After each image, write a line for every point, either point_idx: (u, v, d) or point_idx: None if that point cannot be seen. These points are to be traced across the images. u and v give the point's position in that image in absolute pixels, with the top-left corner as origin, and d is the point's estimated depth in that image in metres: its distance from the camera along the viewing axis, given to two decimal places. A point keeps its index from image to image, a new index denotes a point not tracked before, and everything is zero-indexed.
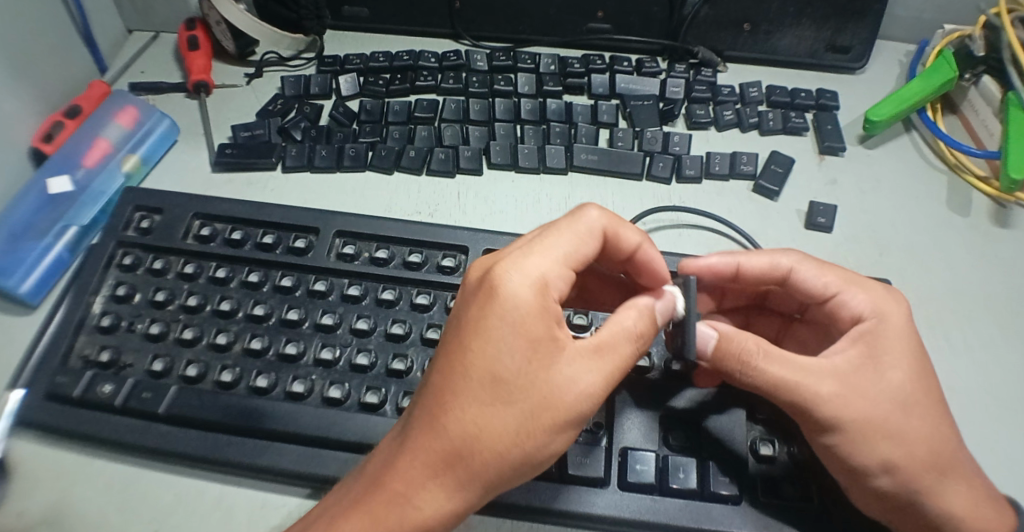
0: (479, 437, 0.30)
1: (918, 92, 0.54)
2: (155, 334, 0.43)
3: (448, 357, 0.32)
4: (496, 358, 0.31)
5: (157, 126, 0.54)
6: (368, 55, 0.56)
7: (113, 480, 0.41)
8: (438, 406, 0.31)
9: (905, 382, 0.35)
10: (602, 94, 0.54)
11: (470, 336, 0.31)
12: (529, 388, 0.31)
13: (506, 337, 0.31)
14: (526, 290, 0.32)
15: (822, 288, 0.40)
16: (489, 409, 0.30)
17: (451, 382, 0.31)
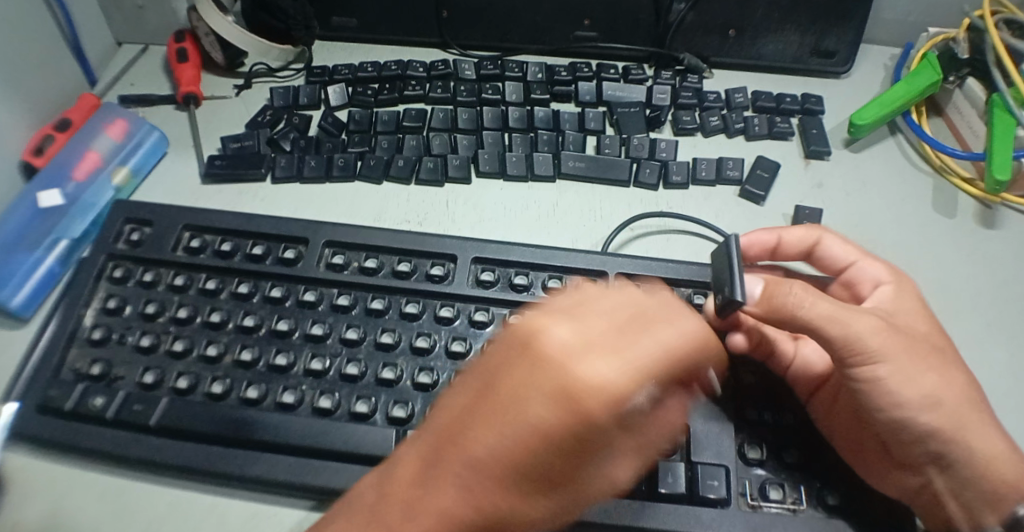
0: (514, 520, 0.28)
1: (902, 96, 0.54)
2: (146, 346, 0.43)
3: (491, 439, 0.27)
4: (549, 460, 0.27)
5: (147, 138, 0.54)
6: (356, 65, 0.56)
7: (106, 492, 0.41)
8: (467, 486, 0.27)
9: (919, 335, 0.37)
10: (589, 101, 0.54)
11: (525, 431, 0.27)
12: (570, 483, 0.29)
13: (574, 441, 0.26)
14: (607, 409, 0.26)
15: (842, 258, 0.42)
16: (523, 501, 0.28)
17: (490, 466, 0.27)
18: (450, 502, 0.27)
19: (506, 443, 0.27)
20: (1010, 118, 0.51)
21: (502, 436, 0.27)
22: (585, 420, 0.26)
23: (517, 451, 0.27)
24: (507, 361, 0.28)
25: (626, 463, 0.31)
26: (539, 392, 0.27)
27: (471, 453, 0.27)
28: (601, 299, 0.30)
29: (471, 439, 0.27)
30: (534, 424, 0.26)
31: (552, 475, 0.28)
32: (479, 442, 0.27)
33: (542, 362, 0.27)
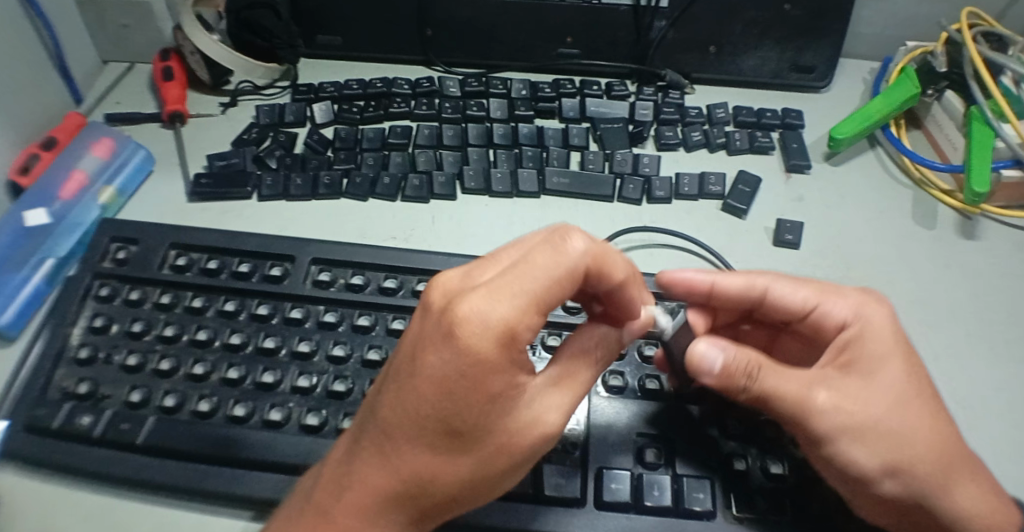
0: (436, 478, 0.30)
1: (882, 109, 0.55)
2: (132, 365, 0.43)
3: (394, 402, 0.29)
4: (447, 407, 0.28)
5: (133, 157, 0.54)
6: (342, 83, 0.56)
7: (91, 512, 0.40)
8: (384, 452, 0.30)
9: (898, 382, 0.35)
10: (572, 117, 0.55)
11: (422, 384, 0.28)
12: (482, 437, 0.29)
13: (459, 384, 0.27)
14: (486, 341, 0.27)
15: (801, 301, 0.39)
16: (438, 456, 0.29)
17: (400, 431, 0.29)
18: (373, 473, 0.30)
19: (409, 401, 0.28)
20: (987, 129, 0.52)
21: (406, 394, 0.28)
22: (466, 359, 0.27)
23: (416, 409, 0.28)
24: (412, 320, 0.30)
25: (548, 403, 0.31)
26: (431, 345, 0.27)
27: (382, 423, 0.30)
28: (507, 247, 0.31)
29: (382, 410, 0.30)
30: (428, 377, 0.27)
31: (458, 422, 0.28)
32: (387, 407, 0.29)
33: (437, 314, 0.28)
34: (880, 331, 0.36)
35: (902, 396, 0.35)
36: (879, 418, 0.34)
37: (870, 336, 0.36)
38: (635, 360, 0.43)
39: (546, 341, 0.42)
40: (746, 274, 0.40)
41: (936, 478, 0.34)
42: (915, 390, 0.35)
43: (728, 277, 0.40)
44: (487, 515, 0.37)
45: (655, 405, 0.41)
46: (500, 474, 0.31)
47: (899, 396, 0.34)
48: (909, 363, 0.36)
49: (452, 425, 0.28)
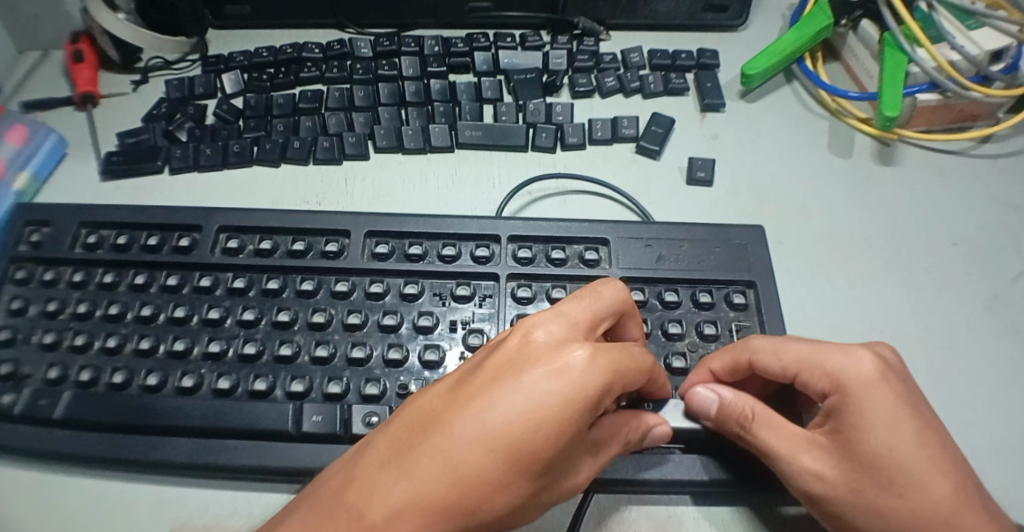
0: (486, 499, 0.29)
1: (790, 44, 0.55)
2: (48, 343, 0.43)
3: (480, 424, 0.29)
4: (544, 437, 0.28)
5: (45, 141, 0.53)
6: (251, 52, 0.56)
7: (17, 489, 0.41)
8: (446, 464, 0.29)
9: (888, 446, 0.34)
10: (486, 71, 0.54)
11: (533, 409, 0.28)
12: (547, 476, 0.30)
13: (556, 423, 0.28)
14: (594, 387, 0.29)
15: (783, 366, 0.37)
16: (500, 484, 0.29)
17: (477, 446, 0.29)
18: (425, 486, 0.29)
19: (510, 421, 0.28)
20: (903, 54, 0.52)
21: (507, 416, 0.29)
22: (580, 395, 0.29)
23: (510, 430, 0.28)
24: (504, 347, 0.31)
25: (588, 462, 0.33)
26: (542, 377, 0.29)
27: (456, 437, 0.29)
28: (585, 302, 0.33)
29: (456, 422, 0.29)
30: (539, 404, 0.28)
31: (543, 457, 0.29)
32: (469, 425, 0.29)
33: (546, 351, 0.30)
34: (870, 388, 0.35)
35: (901, 454, 0.34)
36: (864, 485, 0.34)
37: (858, 396, 0.34)
38: (543, 305, 0.43)
39: (457, 290, 0.43)
40: (730, 349, 0.39)
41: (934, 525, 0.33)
42: (915, 442, 0.34)
43: (716, 357, 0.39)
44: None
45: None
46: (533, 516, 0.32)
47: (895, 454, 0.33)
48: (905, 419, 0.34)
49: (528, 457, 0.29)
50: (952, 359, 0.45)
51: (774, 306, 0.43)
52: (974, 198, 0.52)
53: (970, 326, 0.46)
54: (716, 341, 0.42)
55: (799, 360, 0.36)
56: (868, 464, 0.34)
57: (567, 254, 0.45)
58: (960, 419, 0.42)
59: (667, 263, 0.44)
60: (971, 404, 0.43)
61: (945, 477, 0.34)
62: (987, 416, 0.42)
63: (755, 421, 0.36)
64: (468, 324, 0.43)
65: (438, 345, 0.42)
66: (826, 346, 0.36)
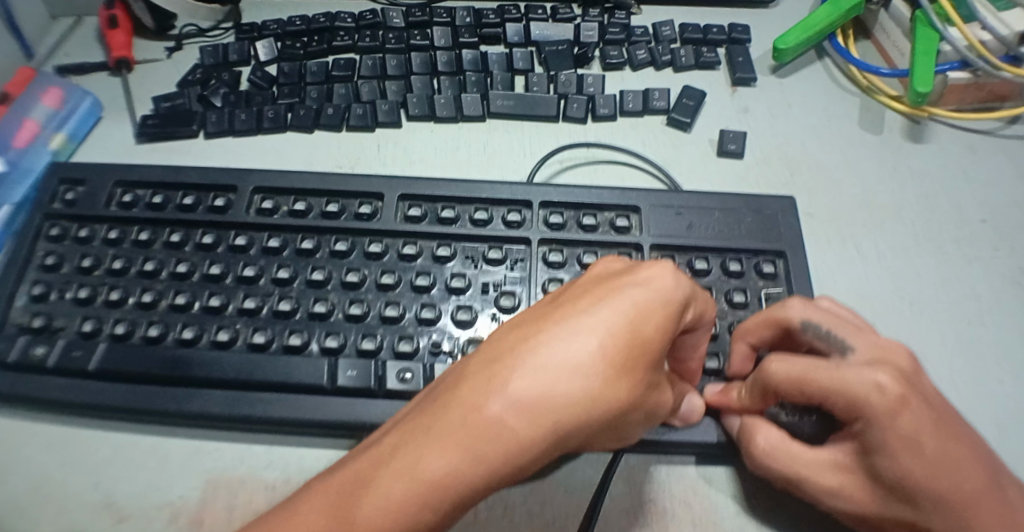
0: (597, 392, 0.29)
1: (823, 18, 0.55)
2: (83, 298, 0.43)
3: (585, 321, 0.30)
4: (648, 330, 0.30)
5: (81, 104, 0.54)
6: (285, 20, 0.56)
7: (51, 440, 0.41)
8: (556, 360, 0.29)
9: (908, 467, 0.32)
10: (518, 43, 0.55)
11: (632, 301, 0.30)
12: (651, 376, 0.31)
13: (653, 316, 0.30)
14: (681, 285, 0.31)
15: (803, 396, 0.34)
16: (612, 377, 0.29)
17: (584, 339, 0.30)
18: (538, 382, 0.29)
19: (616, 314, 0.30)
20: (934, 33, 0.52)
21: (613, 309, 0.30)
22: (674, 292, 0.31)
23: (617, 325, 0.30)
24: (587, 275, 0.34)
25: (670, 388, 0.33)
26: (635, 279, 0.31)
27: (562, 336, 0.30)
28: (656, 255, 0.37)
29: (560, 324, 0.30)
30: (637, 298, 0.30)
31: (648, 350, 0.30)
32: (574, 325, 0.30)
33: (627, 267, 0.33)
34: (893, 416, 0.32)
35: (924, 477, 0.32)
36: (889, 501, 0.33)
37: (879, 426, 0.32)
38: (574, 269, 0.44)
39: (488, 254, 0.44)
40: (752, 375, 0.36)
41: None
42: (941, 461, 0.32)
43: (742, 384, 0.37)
44: None
45: None
46: (634, 427, 0.32)
47: (916, 473, 0.32)
48: (925, 439, 0.32)
49: (636, 348, 0.30)
50: (980, 334, 0.45)
51: (805, 276, 0.43)
52: (1004, 177, 0.52)
53: (999, 302, 0.46)
54: (747, 308, 0.42)
55: (819, 394, 0.34)
56: (892, 484, 0.33)
57: (598, 221, 0.45)
58: (987, 392, 0.42)
59: (698, 230, 0.45)
60: (1001, 378, 0.43)
61: (974, 492, 0.32)
62: (1018, 389, 0.42)
63: (770, 449, 0.36)
64: (499, 286, 0.43)
65: (470, 306, 0.42)
66: (843, 367, 0.34)
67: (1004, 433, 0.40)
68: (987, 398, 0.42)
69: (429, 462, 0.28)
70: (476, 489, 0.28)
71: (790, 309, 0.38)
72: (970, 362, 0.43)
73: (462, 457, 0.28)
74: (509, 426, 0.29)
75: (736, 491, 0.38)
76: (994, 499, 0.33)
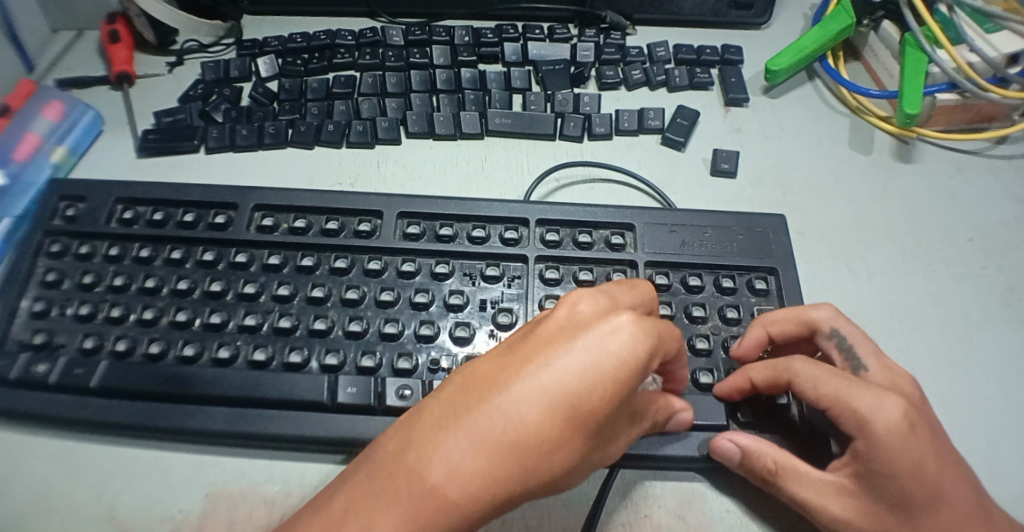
0: (543, 451, 0.29)
1: (815, 41, 0.56)
2: (84, 315, 0.44)
3: (531, 380, 0.28)
4: (599, 394, 0.28)
5: (82, 118, 0.54)
6: (285, 37, 0.57)
7: (51, 456, 0.42)
8: (506, 421, 0.28)
9: (910, 487, 0.34)
10: (515, 62, 0.56)
11: (593, 367, 0.28)
12: (600, 433, 0.30)
13: (606, 383, 0.28)
14: (643, 343, 0.28)
15: (816, 396, 0.36)
16: (561, 441, 0.28)
17: (531, 400, 0.28)
18: (486, 443, 0.28)
19: (571, 377, 0.28)
20: (922, 55, 0.53)
21: (568, 373, 0.28)
22: (633, 354, 0.28)
23: (566, 389, 0.28)
24: (546, 314, 0.31)
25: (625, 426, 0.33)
26: (598, 337, 0.28)
27: (510, 395, 0.29)
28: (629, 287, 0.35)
29: (506, 381, 0.29)
30: (596, 362, 0.28)
31: (599, 415, 0.28)
32: (521, 383, 0.29)
33: (592, 315, 0.30)
34: (897, 437, 0.34)
35: (922, 495, 0.34)
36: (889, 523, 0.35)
37: (886, 447, 0.34)
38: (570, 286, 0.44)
39: (485, 271, 0.44)
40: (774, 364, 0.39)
41: None
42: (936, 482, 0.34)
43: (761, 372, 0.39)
44: None
45: None
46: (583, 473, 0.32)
47: (915, 492, 0.34)
48: (928, 462, 0.34)
49: (585, 412, 0.28)
50: (967, 350, 0.46)
51: (796, 294, 0.44)
52: (990, 196, 0.54)
53: (986, 319, 0.47)
54: (739, 325, 0.43)
55: (832, 399, 0.36)
56: (893, 503, 0.34)
57: (594, 238, 0.46)
58: (974, 407, 0.43)
59: (692, 248, 0.45)
60: (987, 393, 0.44)
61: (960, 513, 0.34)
62: (1004, 405, 0.43)
63: (782, 462, 0.36)
64: (496, 303, 0.44)
65: (468, 322, 0.43)
66: (853, 381, 0.36)
67: (990, 447, 0.42)
68: (973, 414, 0.43)
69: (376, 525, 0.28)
70: None
71: (820, 310, 0.41)
72: (957, 378, 0.44)
73: (405, 519, 0.28)
74: (451, 489, 0.28)
75: (730, 505, 0.39)
76: (985, 520, 0.35)
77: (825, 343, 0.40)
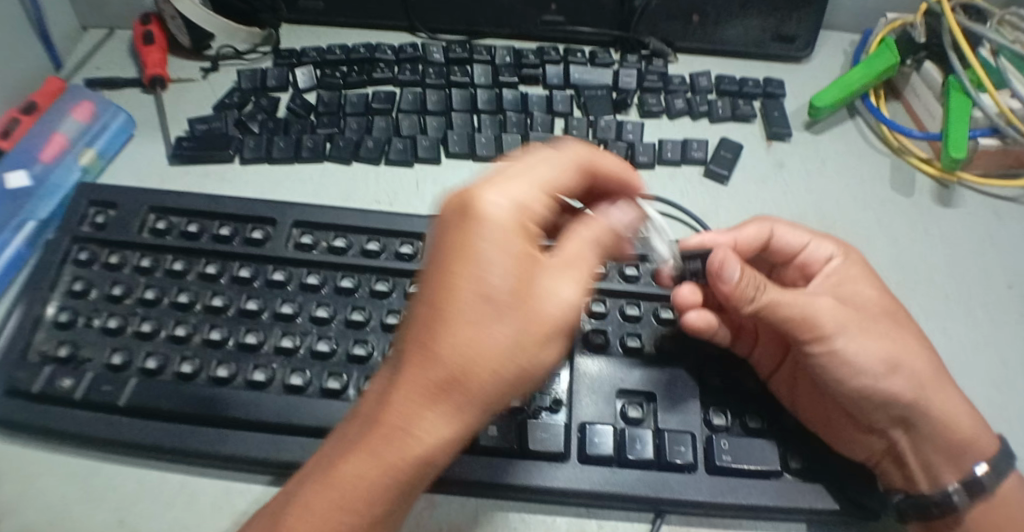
0: (475, 354, 0.27)
1: (859, 79, 0.56)
2: (113, 328, 0.42)
3: (438, 284, 0.28)
4: (495, 270, 0.27)
5: (112, 121, 0.53)
6: (324, 49, 0.56)
7: (75, 474, 0.40)
8: (427, 348, 0.27)
9: (855, 296, 0.41)
10: (557, 85, 0.55)
11: (471, 254, 0.28)
12: (526, 308, 0.28)
13: (495, 248, 0.28)
14: (510, 215, 0.29)
15: (796, 242, 0.43)
16: (476, 327, 0.27)
17: (455, 302, 0.27)
18: (422, 369, 0.27)
19: (457, 274, 0.28)
20: (965, 98, 0.53)
21: (453, 267, 0.28)
22: (506, 219, 0.29)
23: (468, 279, 0.27)
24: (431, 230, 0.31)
25: (567, 278, 0.30)
26: (461, 214, 0.29)
27: (430, 316, 0.28)
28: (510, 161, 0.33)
29: (420, 305, 0.28)
30: (478, 241, 0.28)
31: (502, 292, 0.27)
32: (431, 296, 0.28)
33: (458, 207, 0.29)
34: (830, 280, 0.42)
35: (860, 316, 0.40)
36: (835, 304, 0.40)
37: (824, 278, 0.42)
38: (615, 321, 0.43)
39: None
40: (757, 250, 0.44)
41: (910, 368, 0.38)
42: (938, 404, 0.38)
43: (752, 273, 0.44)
44: (472, 471, 0.38)
45: (632, 367, 0.41)
46: (545, 360, 0.29)
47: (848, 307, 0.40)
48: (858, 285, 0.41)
49: (482, 289, 0.27)
50: (1012, 400, 0.44)
51: None
52: None
53: None
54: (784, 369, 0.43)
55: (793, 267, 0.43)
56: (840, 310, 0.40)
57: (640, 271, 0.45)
58: None
59: None
60: None
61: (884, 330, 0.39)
62: None
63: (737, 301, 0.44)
64: None
65: None
66: (852, 287, 0.41)
67: None
68: None
69: (346, 475, 0.28)
70: (397, 490, 0.28)
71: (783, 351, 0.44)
72: (1011, 429, 0.43)
73: (374, 466, 0.27)
74: (417, 432, 0.27)
75: None
76: (951, 447, 0.38)
77: (781, 243, 0.44)
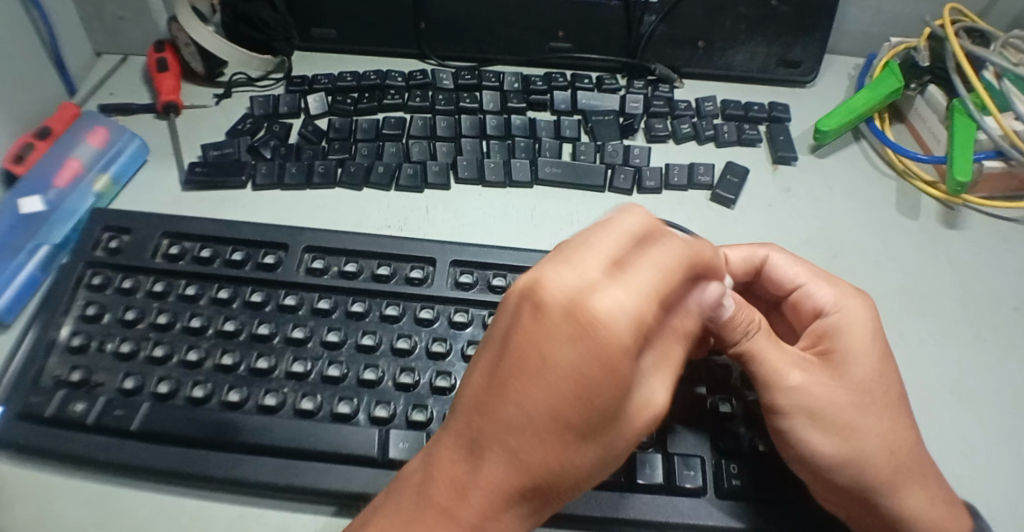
0: (568, 473, 0.25)
1: (864, 103, 0.57)
2: (126, 353, 0.42)
3: (531, 409, 0.23)
4: (610, 402, 0.23)
5: (127, 146, 0.53)
6: (336, 76, 0.57)
7: (85, 499, 0.40)
8: (515, 465, 0.25)
9: (863, 354, 0.38)
10: (564, 110, 0.56)
11: (544, 383, 0.22)
12: (623, 429, 0.25)
13: (609, 380, 0.22)
14: (628, 334, 0.22)
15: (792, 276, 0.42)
16: (571, 452, 0.25)
17: (550, 429, 0.24)
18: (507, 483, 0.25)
19: (522, 393, 0.23)
20: (970, 120, 0.53)
21: (522, 385, 0.23)
22: (627, 342, 0.22)
23: (571, 407, 0.23)
24: (505, 322, 0.24)
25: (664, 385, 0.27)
26: (567, 334, 0.22)
27: (520, 437, 0.24)
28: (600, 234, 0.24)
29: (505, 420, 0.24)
30: (587, 366, 0.22)
31: (608, 420, 0.24)
32: (525, 418, 0.24)
33: (563, 312, 0.22)
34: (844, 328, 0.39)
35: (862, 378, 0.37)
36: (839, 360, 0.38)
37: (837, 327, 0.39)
38: None
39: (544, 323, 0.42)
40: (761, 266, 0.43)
41: (895, 446, 0.36)
42: (917, 490, 0.36)
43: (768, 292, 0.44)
44: None
45: None
46: (623, 461, 0.28)
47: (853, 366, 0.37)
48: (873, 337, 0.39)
49: (587, 419, 0.23)
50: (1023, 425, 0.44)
51: None
52: None
53: None
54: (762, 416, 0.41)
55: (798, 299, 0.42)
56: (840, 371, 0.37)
57: None
58: None
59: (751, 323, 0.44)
60: None
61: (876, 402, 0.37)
62: None
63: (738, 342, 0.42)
64: None
65: None
66: (862, 344, 0.38)
67: None
68: None
69: None
70: None
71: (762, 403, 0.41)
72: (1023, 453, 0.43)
73: None
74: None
75: None
76: None
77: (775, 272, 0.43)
